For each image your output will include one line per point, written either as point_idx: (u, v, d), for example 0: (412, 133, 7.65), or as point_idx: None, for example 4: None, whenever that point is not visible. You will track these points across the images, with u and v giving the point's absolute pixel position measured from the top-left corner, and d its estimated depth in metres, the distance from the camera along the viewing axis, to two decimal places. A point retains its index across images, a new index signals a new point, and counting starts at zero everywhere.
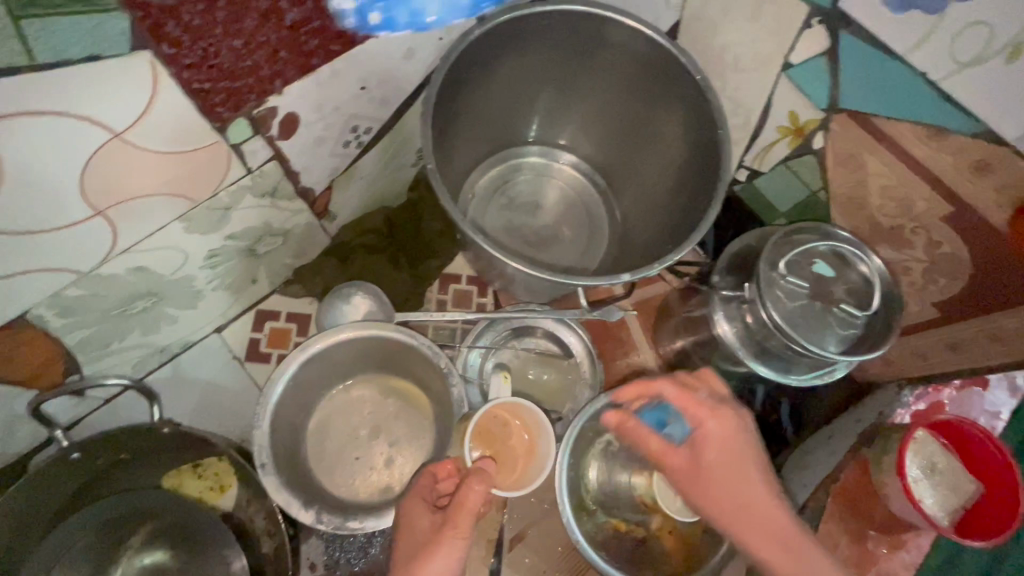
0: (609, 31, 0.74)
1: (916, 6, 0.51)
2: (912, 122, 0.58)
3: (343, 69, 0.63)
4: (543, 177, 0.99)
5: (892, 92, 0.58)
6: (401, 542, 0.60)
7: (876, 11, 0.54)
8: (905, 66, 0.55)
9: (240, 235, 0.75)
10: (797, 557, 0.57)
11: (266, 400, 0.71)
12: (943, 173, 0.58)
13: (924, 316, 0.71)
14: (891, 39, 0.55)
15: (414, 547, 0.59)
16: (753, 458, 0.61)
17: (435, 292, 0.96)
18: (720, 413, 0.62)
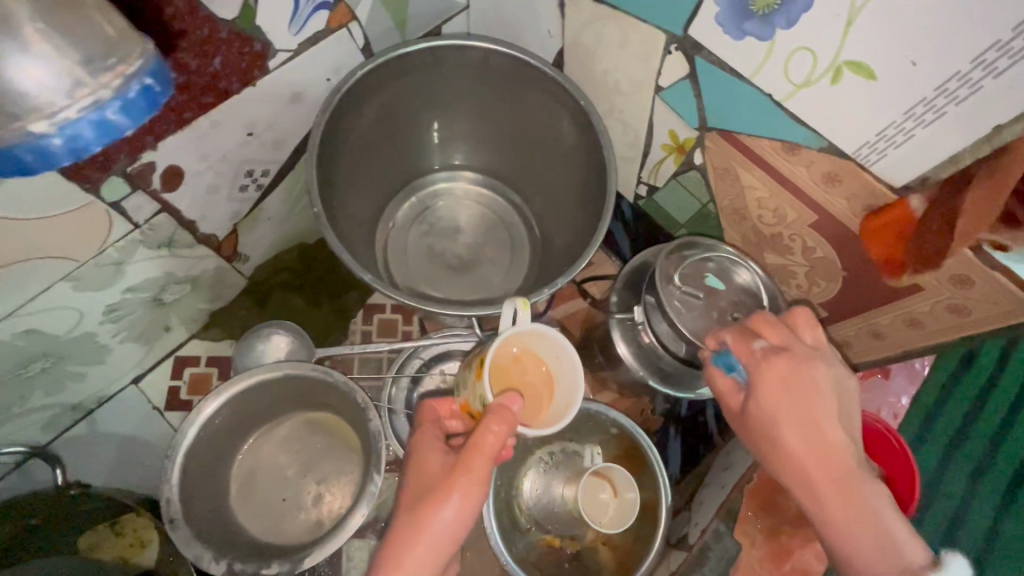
0: (491, 57, 0.76)
1: (749, 33, 0.54)
2: (769, 139, 0.61)
3: (223, 119, 0.64)
4: (463, 202, 0.99)
5: (747, 111, 0.60)
6: (413, 480, 0.58)
7: (718, 37, 0.57)
8: (753, 88, 0.58)
9: (142, 287, 0.74)
10: (852, 498, 0.50)
11: (174, 452, 0.70)
12: (803, 184, 0.61)
13: (814, 316, 0.75)
14: (738, 63, 0.57)
15: (427, 483, 0.56)
16: (821, 397, 0.53)
17: (360, 323, 0.95)
18: (810, 360, 0.54)
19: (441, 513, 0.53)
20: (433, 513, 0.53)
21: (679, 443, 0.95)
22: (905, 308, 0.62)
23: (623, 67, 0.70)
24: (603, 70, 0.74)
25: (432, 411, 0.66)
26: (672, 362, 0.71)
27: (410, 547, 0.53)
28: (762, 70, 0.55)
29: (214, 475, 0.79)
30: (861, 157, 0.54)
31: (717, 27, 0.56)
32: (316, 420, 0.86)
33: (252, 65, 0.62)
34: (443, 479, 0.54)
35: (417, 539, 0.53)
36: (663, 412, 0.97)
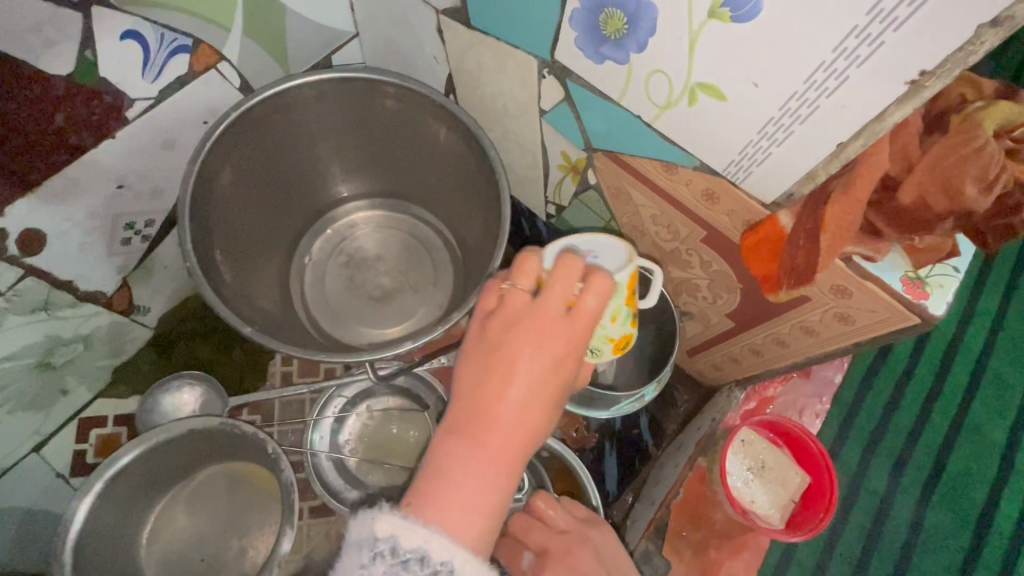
0: (376, 86, 0.73)
1: (607, 57, 0.52)
2: (648, 157, 0.60)
3: (83, 176, 0.62)
4: (381, 229, 0.96)
5: (624, 132, 0.60)
6: (487, 343, 0.46)
7: (581, 61, 0.55)
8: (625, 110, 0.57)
9: (21, 353, 0.70)
10: None
11: (67, 527, 0.66)
12: (687, 201, 0.61)
13: (724, 326, 0.74)
14: (605, 86, 0.56)
15: (492, 351, 0.45)
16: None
17: (278, 364, 0.92)
18: (567, 554, 0.63)
19: (501, 399, 0.44)
20: (532, 396, 0.44)
21: (615, 460, 0.93)
22: (798, 317, 0.62)
23: (507, 91, 0.69)
24: (490, 94, 0.72)
25: (526, 281, 0.46)
26: None
27: (494, 401, 0.44)
28: (627, 93, 0.54)
29: (121, 542, 0.75)
30: (730, 175, 0.54)
31: (578, 53, 0.55)
32: (234, 471, 0.82)
33: (103, 117, 0.60)
34: (547, 335, 0.44)
35: (528, 390, 0.44)
36: (598, 427, 0.94)
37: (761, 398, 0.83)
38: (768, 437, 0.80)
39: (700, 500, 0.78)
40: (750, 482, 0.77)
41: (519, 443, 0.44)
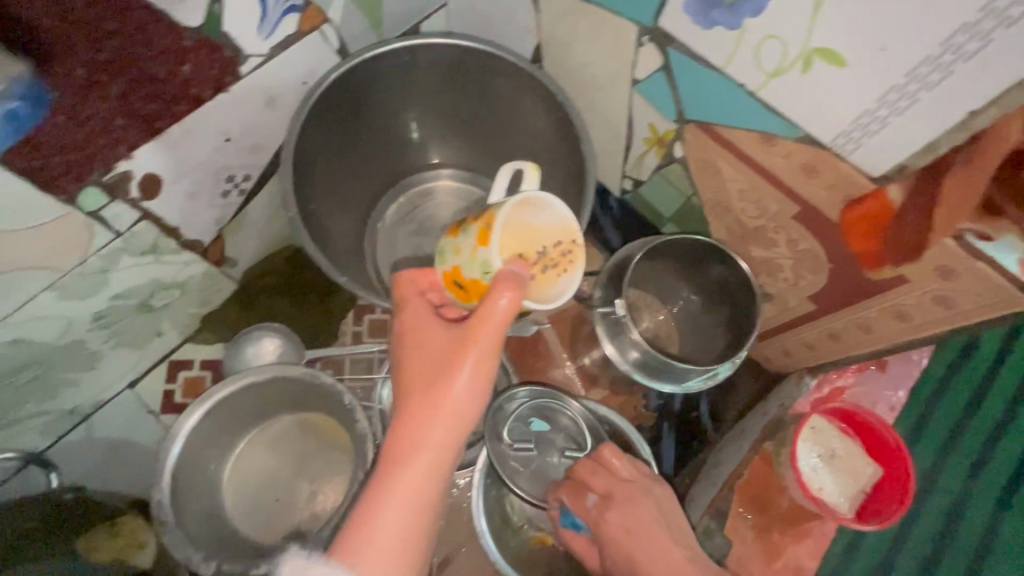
0: (467, 53, 0.75)
1: (718, 23, 0.53)
2: (746, 130, 0.59)
3: (197, 126, 0.64)
4: (449, 201, 0.98)
5: (722, 103, 0.59)
6: (418, 353, 0.52)
7: (689, 27, 0.55)
8: (728, 79, 0.56)
9: (129, 294, 0.75)
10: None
11: (166, 453, 0.72)
12: (783, 175, 0.59)
13: (802, 309, 0.73)
14: (710, 52, 0.56)
15: (433, 363, 0.51)
16: (654, 528, 0.66)
17: (350, 324, 0.96)
18: (634, 497, 0.68)
19: (417, 440, 0.49)
20: (445, 388, 0.50)
21: (673, 442, 0.92)
22: (890, 300, 0.61)
23: (598, 61, 0.69)
24: (579, 64, 0.73)
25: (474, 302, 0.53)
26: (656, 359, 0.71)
27: (417, 406, 0.50)
28: (734, 60, 0.54)
29: (205, 476, 0.80)
30: (837, 147, 0.53)
31: (684, 17, 0.55)
32: (307, 421, 0.87)
33: (221, 71, 0.62)
34: (453, 347, 0.50)
35: (434, 393, 0.50)
36: (658, 408, 0.95)
37: (833, 388, 0.82)
38: (839, 427, 0.78)
39: (765, 483, 0.77)
40: (818, 469, 0.76)
41: (442, 448, 0.50)
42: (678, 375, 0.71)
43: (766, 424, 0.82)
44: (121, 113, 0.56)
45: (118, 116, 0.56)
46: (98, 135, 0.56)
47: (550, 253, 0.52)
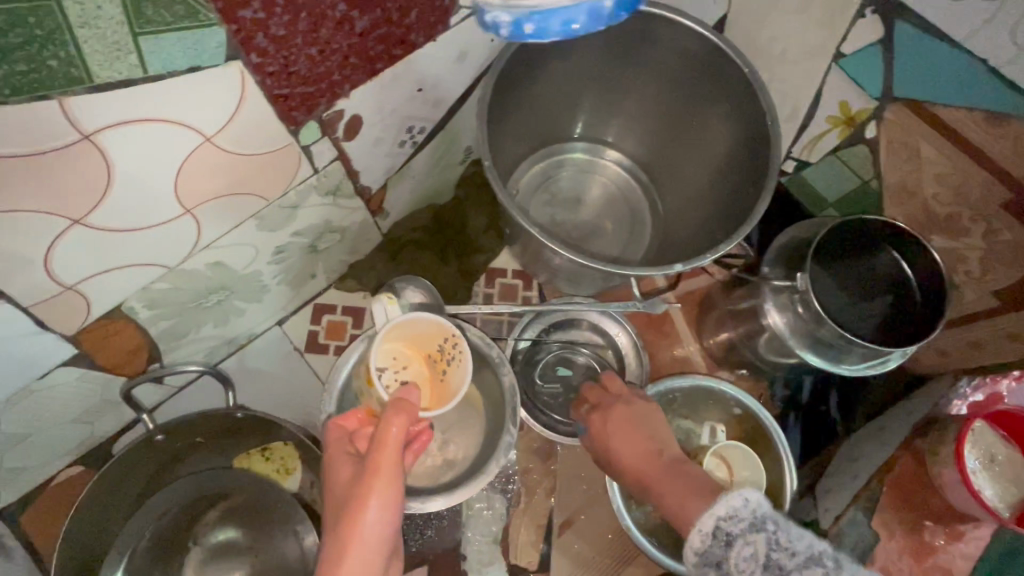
0: (661, 28, 0.76)
1: None
2: (968, 108, 0.64)
3: (404, 72, 0.66)
4: (587, 173, 1.00)
5: (946, 79, 0.64)
6: (341, 482, 0.56)
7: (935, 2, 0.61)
8: (957, 49, 0.62)
9: (305, 232, 0.79)
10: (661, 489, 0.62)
11: (331, 384, 0.76)
12: (996, 155, 0.64)
13: (982, 304, 0.74)
14: (945, 25, 0.61)
15: (344, 499, 0.54)
16: (645, 429, 0.68)
17: (482, 286, 1.01)
18: (632, 400, 0.72)
19: (347, 540, 0.51)
20: (354, 522, 0.52)
21: (798, 431, 0.92)
22: None
23: (798, 35, 0.73)
24: (770, 38, 0.77)
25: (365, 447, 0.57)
26: (823, 340, 0.72)
27: (333, 539, 0.52)
28: (979, 32, 0.59)
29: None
30: None
31: None
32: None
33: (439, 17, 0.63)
34: (358, 483, 0.53)
35: (351, 516, 0.52)
36: (783, 398, 0.94)
37: (991, 393, 0.76)
38: (1002, 434, 0.74)
39: (919, 482, 0.74)
40: (979, 473, 0.72)
41: (369, 570, 0.52)
42: (840, 356, 0.72)
43: (917, 422, 0.79)
44: (354, 52, 0.58)
45: (351, 54, 0.58)
46: (335, 72, 0.58)
47: (444, 349, 0.72)
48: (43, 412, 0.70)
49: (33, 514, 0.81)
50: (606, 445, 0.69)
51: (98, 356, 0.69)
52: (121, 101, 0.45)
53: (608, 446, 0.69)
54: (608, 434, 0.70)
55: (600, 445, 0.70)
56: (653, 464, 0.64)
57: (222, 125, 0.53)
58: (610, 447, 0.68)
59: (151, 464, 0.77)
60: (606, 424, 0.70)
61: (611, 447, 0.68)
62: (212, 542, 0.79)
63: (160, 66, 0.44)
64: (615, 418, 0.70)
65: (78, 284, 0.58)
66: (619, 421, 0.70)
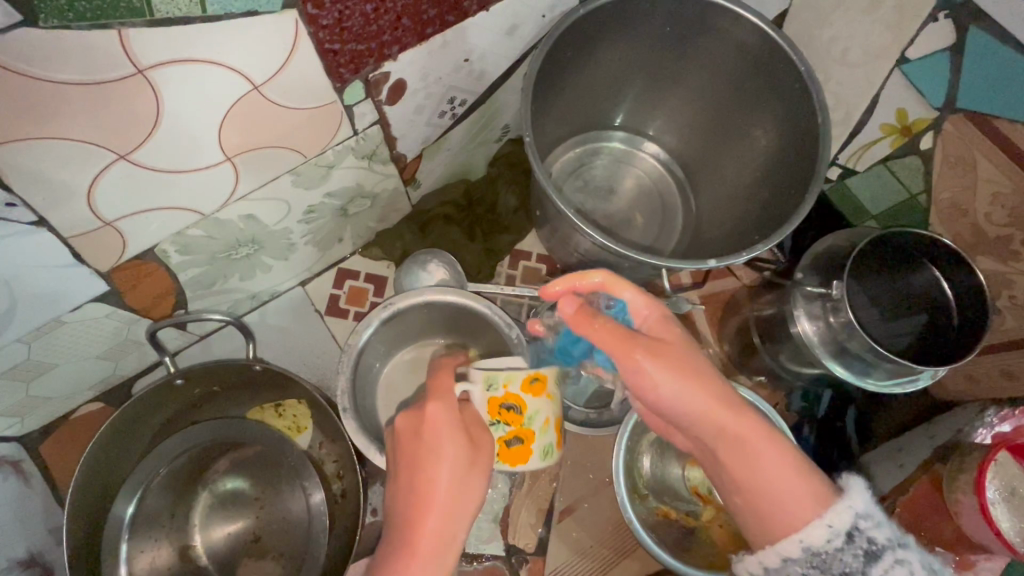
0: (718, 19, 0.74)
1: None
2: None
3: (453, 40, 0.65)
4: (622, 164, 0.98)
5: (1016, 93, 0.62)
6: (401, 438, 0.52)
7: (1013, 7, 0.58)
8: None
9: (337, 194, 0.79)
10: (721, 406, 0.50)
11: (352, 347, 0.75)
12: None
13: (1020, 332, 0.73)
14: None
15: (408, 435, 0.51)
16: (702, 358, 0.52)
17: (505, 267, 1.01)
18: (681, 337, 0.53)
19: (423, 467, 0.49)
20: (452, 471, 0.49)
21: (811, 445, 0.90)
22: None
23: (861, 36, 0.72)
24: (831, 38, 0.76)
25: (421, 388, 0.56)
26: (851, 352, 0.71)
27: (425, 481, 0.49)
28: None
29: (368, 380, 0.83)
30: None
31: None
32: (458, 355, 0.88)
33: None
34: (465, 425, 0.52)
35: (421, 460, 0.49)
36: (798, 409, 0.92)
37: (1020, 425, 0.72)
38: None
39: (932, 506, 0.72)
40: (997, 504, 0.69)
41: (444, 510, 0.48)
42: (867, 369, 0.71)
43: (937, 446, 0.77)
44: (408, 13, 0.57)
45: (404, 15, 0.57)
46: (386, 32, 0.57)
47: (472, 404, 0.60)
48: (72, 345, 0.72)
49: (53, 444, 0.83)
50: (654, 359, 0.50)
51: (129, 296, 0.70)
52: (176, 39, 0.45)
53: (652, 366, 0.50)
54: (671, 361, 0.50)
55: (646, 367, 0.50)
56: (738, 412, 0.50)
57: (270, 75, 0.53)
58: (663, 376, 0.50)
59: (167, 409, 0.78)
60: (665, 350, 0.51)
61: (645, 358, 0.50)
62: (220, 490, 0.80)
63: (218, 6, 0.44)
64: (681, 354, 0.51)
65: (117, 221, 0.58)
66: (677, 356, 0.51)
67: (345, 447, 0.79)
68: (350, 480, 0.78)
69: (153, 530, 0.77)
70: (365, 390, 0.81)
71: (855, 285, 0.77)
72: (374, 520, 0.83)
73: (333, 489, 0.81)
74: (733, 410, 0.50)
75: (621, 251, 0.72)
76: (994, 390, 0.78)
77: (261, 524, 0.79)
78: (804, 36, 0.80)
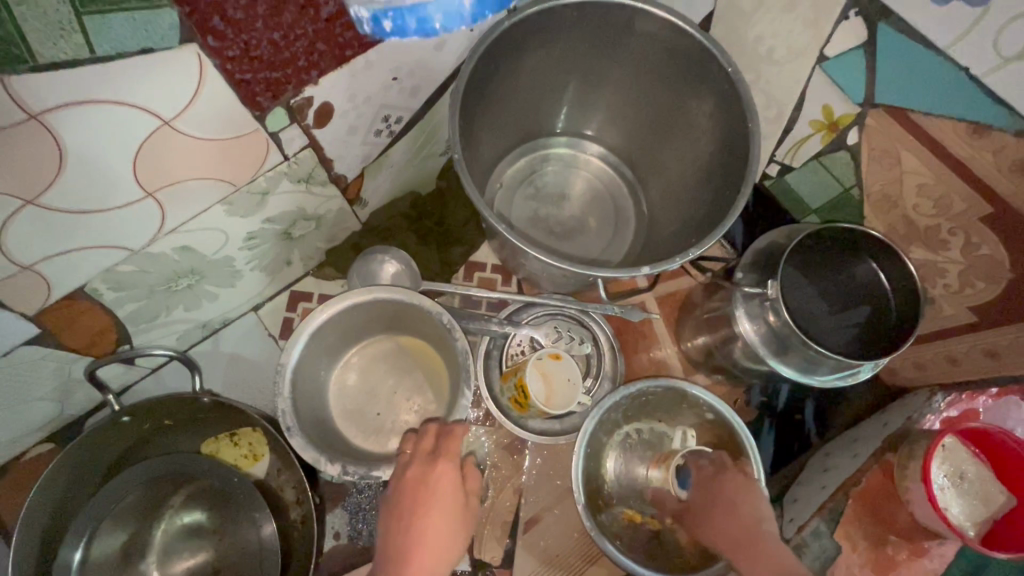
0: (645, 23, 0.74)
1: None
2: (955, 118, 0.62)
3: (376, 61, 0.65)
4: (570, 169, 0.98)
5: (933, 88, 0.63)
6: (411, 482, 0.65)
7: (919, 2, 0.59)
8: (941, 56, 0.61)
9: (278, 219, 0.78)
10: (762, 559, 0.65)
11: (285, 356, 0.74)
12: (982, 167, 0.62)
13: (959, 320, 0.74)
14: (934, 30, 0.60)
15: (421, 475, 0.65)
16: (728, 487, 0.75)
17: (461, 279, 1.00)
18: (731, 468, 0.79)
19: (435, 499, 0.64)
20: (427, 491, 0.64)
21: (771, 440, 0.91)
22: None
23: (783, 35, 0.72)
24: (756, 38, 0.76)
25: (428, 443, 0.68)
26: (793, 350, 0.71)
27: (427, 504, 0.64)
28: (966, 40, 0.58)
29: (316, 380, 0.82)
30: None
31: None
32: (406, 345, 0.87)
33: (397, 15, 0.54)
34: (428, 474, 0.65)
35: (435, 490, 0.64)
36: (758, 404, 0.93)
37: (967, 409, 0.75)
38: (973, 451, 0.73)
39: (884, 494, 0.73)
40: (945, 489, 0.71)
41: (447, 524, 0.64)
42: (810, 366, 0.71)
43: (888, 435, 0.77)
44: (322, 38, 0.56)
45: (318, 40, 0.56)
46: (301, 58, 0.56)
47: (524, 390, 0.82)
48: (8, 390, 0.71)
49: (5, 488, 0.81)
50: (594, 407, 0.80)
51: (64, 336, 0.69)
52: (65, 81, 0.44)
53: (706, 516, 0.74)
54: (715, 507, 0.74)
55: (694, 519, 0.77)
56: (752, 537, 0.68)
57: (180, 110, 0.53)
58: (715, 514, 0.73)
59: (115, 447, 0.77)
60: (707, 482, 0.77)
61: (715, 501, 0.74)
62: (178, 524, 0.79)
63: (106, 46, 0.44)
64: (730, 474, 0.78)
65: (36, 264, 0.57)
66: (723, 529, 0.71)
67: (300, 474, 0.78)
68: (305, 507, 0.77)
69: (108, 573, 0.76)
70: (311, 397, 0.81)
71: (800, 277, 0.78)
72: (336, 543, 0.83)
73: (292, 516, 0.80)
74: (757, 538, 0.68)
75: (561, 261, 0.72)
76: (941, 376, 0.79)
77: (220, 555, 0.78)
78: (731, 36, 0.80)
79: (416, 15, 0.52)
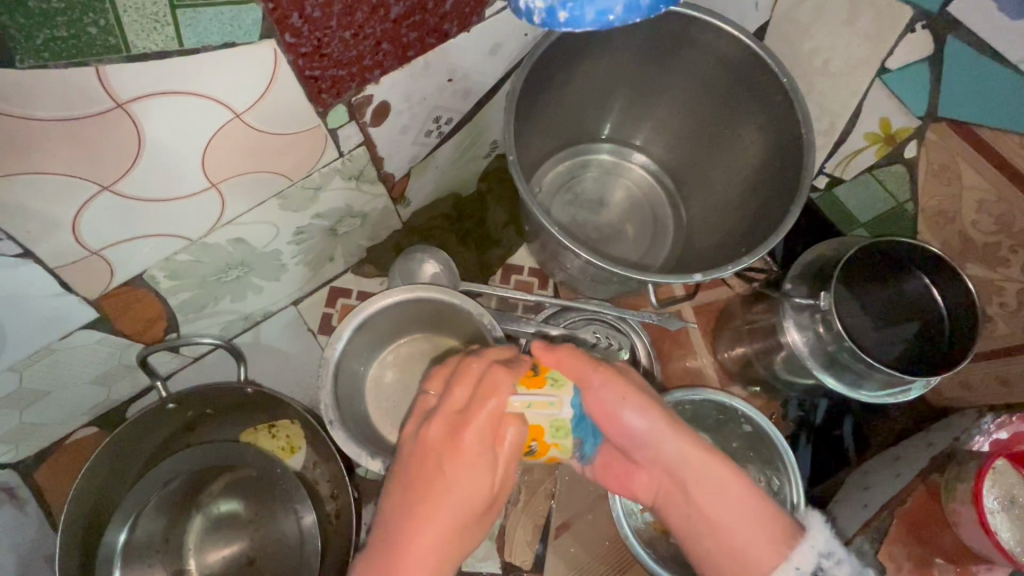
0: (700, 33, 0.74)
1: None
2: None
3: (435, 61, 0.66)
4: (611, 175, 0.98)
5: None
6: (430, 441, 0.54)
7: (990, 14, 0.59)
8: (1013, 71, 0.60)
9: (326, 215, 0.80)
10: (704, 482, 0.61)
11: (331, 350, 0.75)
12: None
13: None
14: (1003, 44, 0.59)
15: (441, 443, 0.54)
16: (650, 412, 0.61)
17: (497, 281, 1.01)
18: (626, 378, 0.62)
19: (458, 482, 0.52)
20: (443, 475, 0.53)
21: (808, 455, 0.90)
22: None
23: (842, 47, 0.72)
24: (812, 49, 0.76)
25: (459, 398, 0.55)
26: (841, 363, 0.70)
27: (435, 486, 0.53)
28: None
29: (355, 376, 0.83)
30: None
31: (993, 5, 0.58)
32: (443, 346, 0.88)
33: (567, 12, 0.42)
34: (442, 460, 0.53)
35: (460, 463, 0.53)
36: (795, 418, 0.92)
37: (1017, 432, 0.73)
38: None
39: (931, 516, 0.70)
40: (998, 514, 0.68)
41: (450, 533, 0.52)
42: (859, 379, 0.70)
43: (935, 456, 0.75)
44: (388, 37, 0.57)
45: (384, 40, 0.57)
46: (366, 56, 0.57)
47: None
48: (63, 373, 0.72)
49: (50, 469, 0.83)
50: (620, 406, 0.59)
51: (119, 322, 0.71)
52: (151, 71, 0.45)
53: (624, 414, 0.60)
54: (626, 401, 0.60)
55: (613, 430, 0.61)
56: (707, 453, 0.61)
57: (251, 104, 0.54)
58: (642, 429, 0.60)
59: (160, 433, 0.78)
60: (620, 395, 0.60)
61: (619, 411, 0.59)
62: (215, 512, 0.80)
63: (193, 39, 0.45)
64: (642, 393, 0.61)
65: (103, 250, 0.59)
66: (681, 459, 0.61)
67: (337, 467, 0.78)
68: (341, 501, 0.78)
69: (147, 555, 0.77)
70: (350, 392, 0.81)
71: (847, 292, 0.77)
72: None
73: (327, 509, 0.81)
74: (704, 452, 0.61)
75: (609, 264, 0.72)
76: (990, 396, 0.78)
77: (256, 545, 0.79)
78: (786, 47, 0.80)
79: (598, 4, 0.41)
